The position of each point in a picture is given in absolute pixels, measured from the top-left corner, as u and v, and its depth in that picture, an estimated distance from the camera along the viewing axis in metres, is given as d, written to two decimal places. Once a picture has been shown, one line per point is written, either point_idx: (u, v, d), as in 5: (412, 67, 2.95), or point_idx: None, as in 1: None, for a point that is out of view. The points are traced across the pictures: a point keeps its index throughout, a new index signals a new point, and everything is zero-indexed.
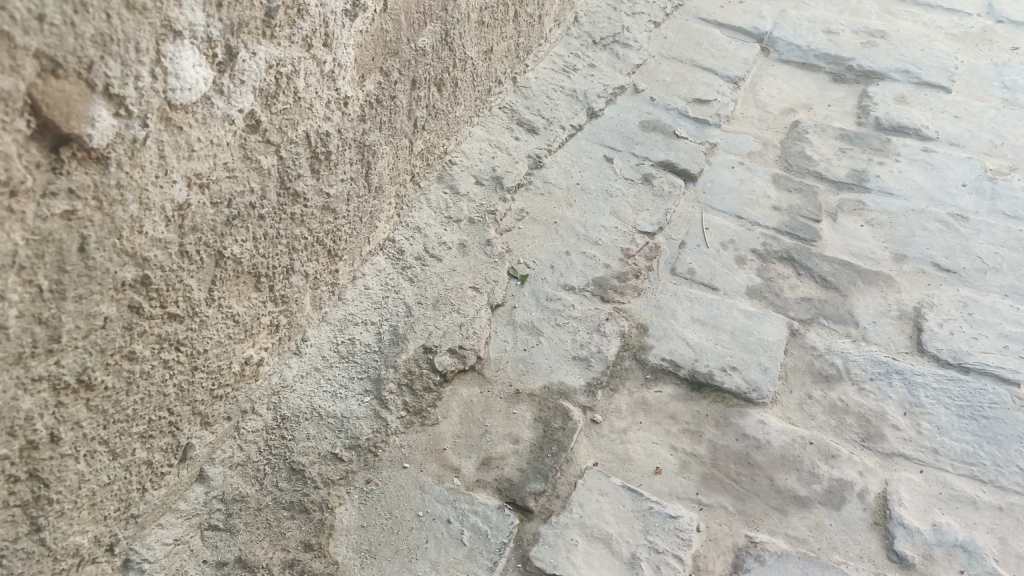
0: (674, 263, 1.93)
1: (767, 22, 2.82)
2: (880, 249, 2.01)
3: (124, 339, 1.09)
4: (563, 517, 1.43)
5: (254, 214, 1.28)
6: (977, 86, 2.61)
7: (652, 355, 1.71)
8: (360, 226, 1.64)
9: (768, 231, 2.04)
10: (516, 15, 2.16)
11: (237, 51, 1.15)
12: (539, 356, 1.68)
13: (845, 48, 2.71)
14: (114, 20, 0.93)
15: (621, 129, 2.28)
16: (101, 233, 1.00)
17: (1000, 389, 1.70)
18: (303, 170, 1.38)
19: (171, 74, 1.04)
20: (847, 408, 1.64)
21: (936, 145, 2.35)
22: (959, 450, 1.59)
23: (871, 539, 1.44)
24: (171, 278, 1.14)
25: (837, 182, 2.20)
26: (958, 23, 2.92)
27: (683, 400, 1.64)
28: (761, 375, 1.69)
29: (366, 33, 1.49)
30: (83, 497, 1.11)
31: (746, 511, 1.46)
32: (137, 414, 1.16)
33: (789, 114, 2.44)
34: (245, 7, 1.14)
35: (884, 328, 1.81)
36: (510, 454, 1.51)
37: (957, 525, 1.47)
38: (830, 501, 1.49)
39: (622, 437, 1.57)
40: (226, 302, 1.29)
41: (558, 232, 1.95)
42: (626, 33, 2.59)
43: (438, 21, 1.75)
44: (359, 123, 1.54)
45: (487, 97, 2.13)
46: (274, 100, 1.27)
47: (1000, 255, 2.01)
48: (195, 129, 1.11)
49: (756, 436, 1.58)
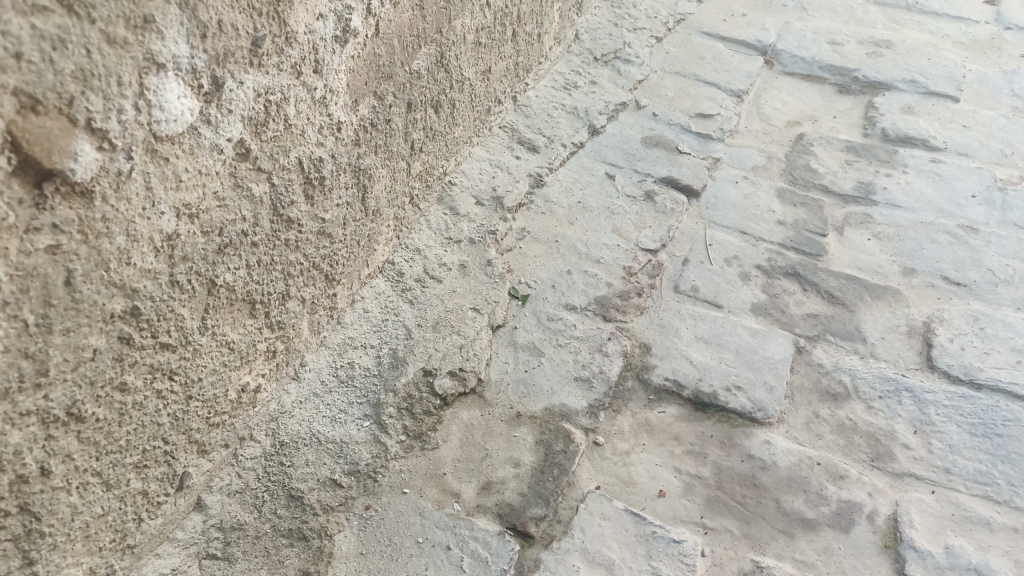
0: (678, 280, 1.91)
1: (771, 35, 2.80)
2: (887, 263, 1.98)
3: (114, 370, 1.08)
4: (564, 543, 1.40)
5: (246, 241, 1.28)
6: (986, 95, 2.57)
7: (655, 375, 1.68)
8: (358, 250, 1.64)
9: (772, 246, 2.01)
10: (514, 34, 2.16)
11: (223, 81, 1.15)
12: (540, 377, 1.66)
13: (850, 59, 2.68)
14: (95, 55, 0.93)
15: (623, 146, 2.26)
16: (88, 266, 0.99)
17: (1013, 406, 1.65)
18: (297, 197, 1.38)
19: (156, 106, 1.04)
20: (855, 427, 1.61)
21: (944, 156, 2.31)
22: (971, 469, 1.55)
23: (881, 563, 1.40)
24: (161, 308, 1.13)
25: (844, 196, 2.17)
26: (966, 31, 2.89)
27: (687, 421, 1.61)
28: (766, 394, 1.66)
29: (359, 58, 1.49)
30: (76, 530, 1.10)
31: (751, 535, 1.43)
32: (130, 444, 1.15)
33: (793, 127, 2.42)
34: (231, 37, 1.14)
35: (892, 344, 1.78)
36: (510, 478, 1.49)
37: (970, 547, 1.43)
38: (838, 523, 1.45)
39: (624, 460, 1.54)
40: (221, 330, 1.29)
41: (559, 251, 1.93)
42: (627, 49, 2.59)
43: (433, 43, 1.75)
44: (354, 147, 1.53)
45: (487, 117, 2.13)
46: (264, 128, 1.26)
47: (1011, 266, 1.97)
48: (183, 159, 1.11)
49: (761, 457, 1.55)
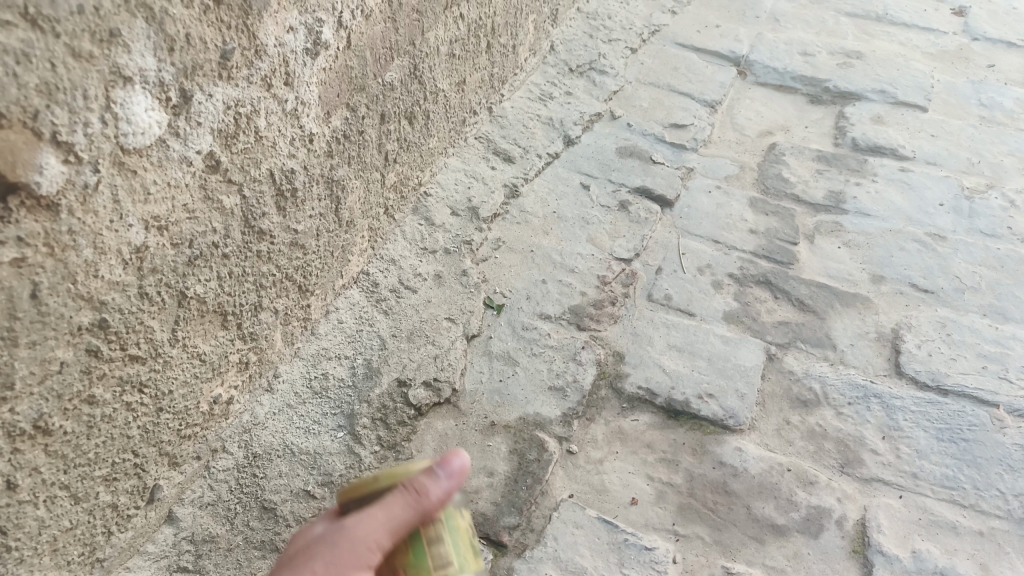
0: (651, 289, 1.93)
1: (744, 45, 2.84)
2: (857, 271, 2.01)
3: (82, 383, 1.08)
4: (537, 551, 1.41)
5: (217, 253, 1.28)
6: (954, 104, 2.62)
7: (628, 384, 1.70)
8: (332, 260, 1.65)
9: (745, 254, 2.04)
10: (489, 46, 2.18)
11: (192, 94, 1.16)
12: (514, 387, 1.66)
13: (822, 70, 2.72)
14: (59, 69, 0.93)
15: (598, 156, 2.28)
16: (54, 279, 0.99)
17: (979, 411, 1.68)
18: (268, 209, 1.39)
19: (122, 119, 1.04)
20: (824, 433, 1.63)
21: (913, 165, 2.35)
22: (939, 474, 1.58)
23: (850, 568, 1.42)
24: (130, 320, 1.13)
25: (815, 204, 2.20)
26: (935, 42, 2.94)
27: (659, 429, 1.63)
28: (738, 401, 1.68)
29: (331, 70, 1.50)
30: (43, 544, 1.09)
31: (722, 542, 1.44)
32: (99, 457, 1.15)
33: (766, 136, 2.45)
34: (199, 51, 1.15)
35: (862, 351, 1.80)
36: (484, 488, 1.49)
37: (937, 551, 1.45)
38: (809, 529, 1.47)
39: (598, 468, 1.55)
40: (192, 342, 1.29)
41: (534, 261, 1.95)
42: (602, 60, 2.62)
43: (406, 55, 1.76)
44: (326, 159, 1.54)
45: (462, 128, 2.15)
46: (234, 140, 1.27)
47: (978, 273, 2.01)
48: (151, 172, 1.11)
49: (733, 463, 1.56)
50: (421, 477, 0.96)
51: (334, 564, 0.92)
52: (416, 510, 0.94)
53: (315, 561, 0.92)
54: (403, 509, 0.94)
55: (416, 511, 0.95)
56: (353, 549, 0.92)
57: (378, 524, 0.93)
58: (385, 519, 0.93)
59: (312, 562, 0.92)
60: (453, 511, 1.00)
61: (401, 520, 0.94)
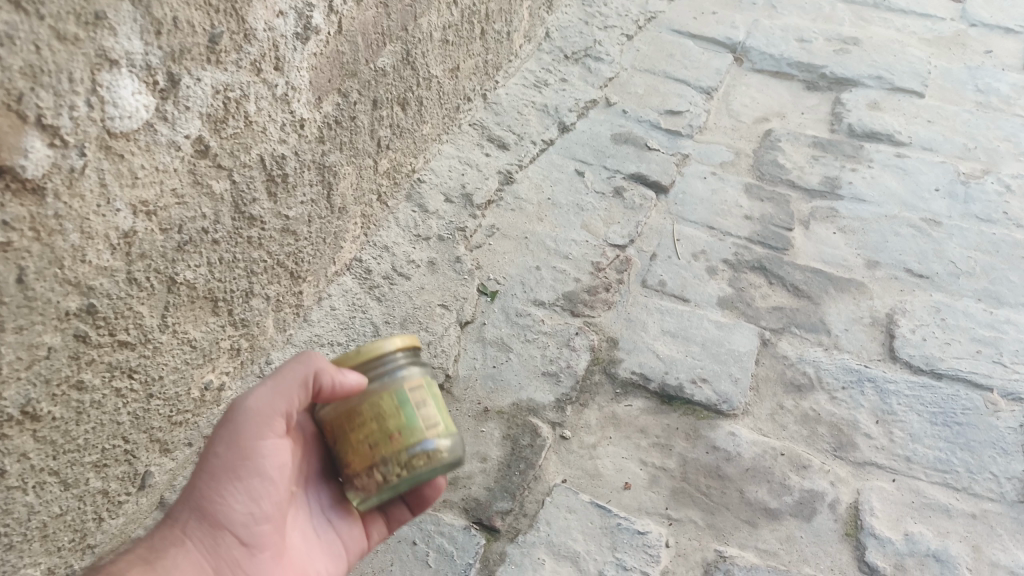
0: (645, 275, 1.93)
1: (741, 32, 2.83)
2: (852, 256, 2.00)
3: (70, 368, 1.07)
4: (530, 536, 1.41)
5: (207, 239, 1.28)
6: (951, 90, 2.61)
7: (622, 369, 1.70)
8: (325, 247, 1.65)
9: (739, 240, 2.03)
10: (483, 32, 2.18)
11: (180, 78, 1.15)
12: (508, 372, 1.66)
13: (818, 56, 2.72)
14: (44, 52, 0.92)
15: (593, 142, 2.28)
16: (41, 264, 0.99)
17: (973, 395, 1.68)
18: (259, 194, 1.38)
19: (109, 103, 1.03)
20: (818, 418, 1.63)
21: (909, 150, 2.35)
22: (932, 457, 1.58)
23: (842, 551, 1.42)
24: (118, 305, 1.13)
25: (810, 190, 2.20)
26: (932, 27, 2.93)
27: (653, 414, 1.63)
28: (732, 386, 1.68)
29: (322, 55, 1.49)
30: (33, 530, 1.09)
31: (715, 525, 1.44)
32: (89, 443, 1.15)
33: (762, 123, 2.45)
34: (187, 35, 1.15)
35: (857, 335, 1.80)
36: (477, 473, 1.49)
37: (929, 533, 1.45)
38: (801, 512, 1.47)
39: (591, 453, 1.55)
40: (182, 328, 1.28)
41: (528, 247, 1.94)
42: (597, 47, 2.62)
43: (398, 41, 1.76)
44: (318, 145, 1.54)
45: (456, 114, 2.14)
46: (223, 125, 1.27)
47: (973, 258, 2.01)
48: (138, 157, 1.11)
49: (726, 448, 1.56)
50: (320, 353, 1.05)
51: (236, 437, 1.02)
52: (311, 373, 1.02)
53: (221, 438, 1.02)
54: (294, 376, 1.03)
55: (322, 376, 1.02)
56: (249, 420, 1.02)
57: (271, 394, 1.02)
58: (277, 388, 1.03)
59: (219, 439, 1.03)
60: (428, 379, 1.10)
61: (293, 384, 1.02)
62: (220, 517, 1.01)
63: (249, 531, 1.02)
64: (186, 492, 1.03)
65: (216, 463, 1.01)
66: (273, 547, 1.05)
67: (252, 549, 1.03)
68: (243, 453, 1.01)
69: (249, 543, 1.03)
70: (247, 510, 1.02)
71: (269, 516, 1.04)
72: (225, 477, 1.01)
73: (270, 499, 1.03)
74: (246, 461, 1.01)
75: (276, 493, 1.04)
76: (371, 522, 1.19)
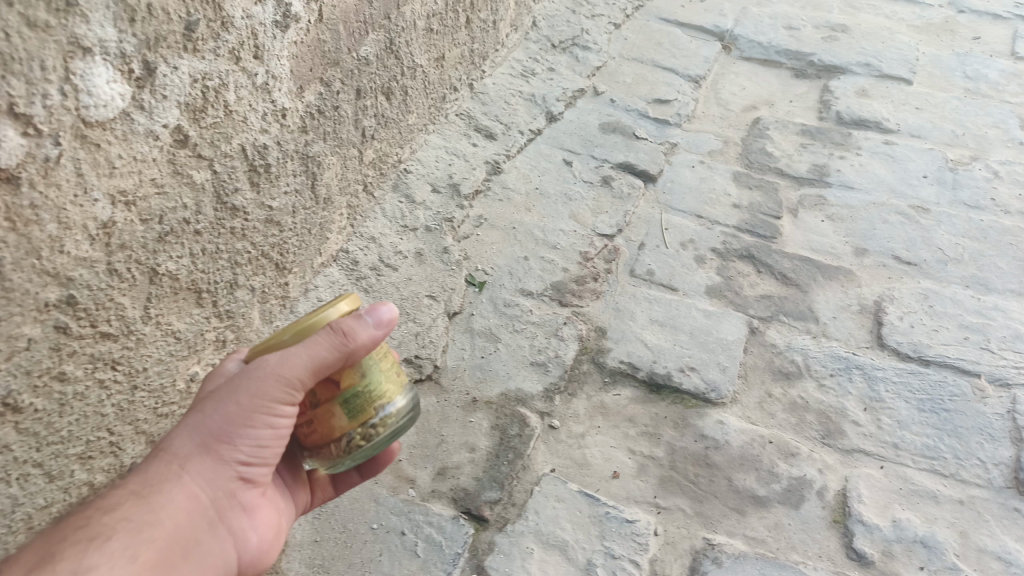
0: (634, 264, 1.92)
1: (729, 20, 2.83)
2: (840, 244, 2.00)
3: (52, 360, 1.06)
4: (518, 526, 1.40)
5: (189, 230, 1.27)
6: (939, 77, 2.61)
7: (610, 358, 1.69)
8: (310, 238, 1.64)
9: (727, 229, 2.03)
10: (469, 21, 2.16)
11: (156, 66, 1.14)
12: (495, 363, 1.66)
13: (806, 43, 2.71)
14: (14, 39, 0.91)
15: (581, 132, 2.27)
16: (17, 255, 0.97)
17: (960, 381, 1.69)
18: (241, 184, 1.37)
19: (83, 91, 1.02)
20: (806, 405, 1.63)
21: (897, 138, 2.35)
22: (920, 444, 1.58)
23: (830, 538, 1.42)
24: (99, 297, 1.11)
25: (799, 178, 2.20)
26: (920, 14, 2.93)
27: (641, 403, 1.62)
28: (720, 375, 1.67)
29: (302, 44, 1.48)
30: (17, 522, 1.08)
31: (703, 513, 1.44)
32: (73, 435, 1.14)
33: (750, 111, 2.44)
34: (162, 22, 1.13)
35: (845, 323, 1.80)
36: (465, 463, 1.48)
37: (917, 519, 1.45)
38: (789, 499, 1.47)
39: (579, 442, 1.54)
40: (166, 319, 1.27)
41: (516, 237, 1.93)
42: (585, 36, 2.61)
43: (382, 29, 1.74)
44: (301, 134, 1.53)
45: (442, 104, 2.14)
46: (202, 114, 1.25)
47: (960, 245, 2.01)
48: (116, 146, 1.09)
49: (714, 436, 1.56)
50: (348, 321, 0.99)
51: (260, 393, 0.98)
52: (343, 354, 0.98)
53: (244, 387, 0.99)
54: (328, 350, 0.97)
55: (347, 356, 0.98)
56: (277, 384, 0.97)
57: (303, 366, 0.97)
58: (309, 359, 0.97)
59: (242, 389, 0.99)
60: None
61: (325, 366, 0.98)
62: (226, 458, 1.01)
63: (251, 470, 1.04)
64: (189, 427, 1.01)
65: (234, 411, 0.99)
66: (262, 483, 1.08)
67: (248, 484, 1.06)
68: (264, 408, 0.99)
69: (244, 478, 1.05)
70: (251, 455, 1.03)
71: (272, 461, 1.05)
72: (239, 424, 0.99)
73: (277, 447, 1.04)
74: (264, 415, 0.99)
75: (283, 444, 1.04)
76: (319, 483, 1.23)
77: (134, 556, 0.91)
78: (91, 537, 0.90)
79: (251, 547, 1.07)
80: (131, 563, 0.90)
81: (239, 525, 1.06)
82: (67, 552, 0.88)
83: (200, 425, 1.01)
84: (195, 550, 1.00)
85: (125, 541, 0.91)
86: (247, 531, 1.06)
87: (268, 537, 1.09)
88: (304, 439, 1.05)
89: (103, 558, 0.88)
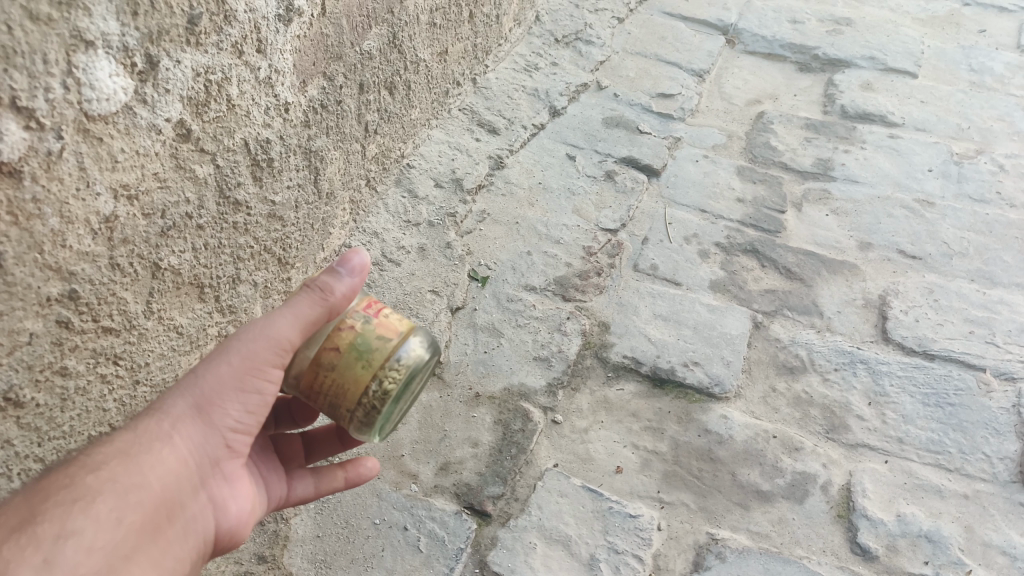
0: (637, 259, 1.91)
1: (732, 14, 2.82)
2: (845, 238, 1.99)
3: (53, 355, 1.06)
4: (521, 520, 1.40)
5: (191, 224, 1.27)
6: (945, 70, 2.59)
7: (614, 353, 1.68)
8: (312, 233, 1.64)
9: (732, 223, 2.02)
10: (471, 16, 2.16)
11: (159, 59, 1.14)
12: (499, 357, 1.65)
13: (811, 37, 2.70)
14: (16, 32, 0.90)
15: (584, 126, 2.26)
16: (20, 249, 0.97)
17: (966, 375, 1.68)
18: (243, 178, 1.37)
19: (85, 85, 1.02)
20: (810, 400, 1.62)
21: (902, 131, 2.33)
22: (925, 438, 1.57)
23: (834, 532, 1.42)
24: (101, 291, 1.11)
25: (802, 172, 2.19)
26: (925, 8, 2.93)
27: (645, 397, 1.62)
28: (724, 369, 1.67)
29: (305, 38, 1.48)
30: None
31: (707, 508, 1.44)
32: (75, 430, 1.13)
33: (754, 105, 2.43)
34: (165, 15, 1.13)
35: (849, 317, 1.79)
36: (468, 458, 1.48)
37: (921, 514, 1.45)
38: (793, 494, 1.46)
39: (582, 438, 1.54)
40: (167, 314, 1.27)
41: (519, 232, 1.93)
42: (588, 30, 2.60)
43: (384, 23, 1.74)
44: (303, 129, 1.53)
45: (444, 99, 2.14)
46: (205, 108, 1.25)
47: (965, 239, 2.00)
48: (118, 140, 1.09)
49: (718, 431, 1.55)
50: None
51: (249, 354, 1.01)
52: (325, 308, 1.03)
53: (235, 348, 1.02)
54: (310, 306, 1.02)
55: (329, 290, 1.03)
56: (266, 347, 1.01)
57: (291, 324, 1.01)
58: (294, 317, 1.01)
59: (234, 349, 1.01)
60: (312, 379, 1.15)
61: (311, 313, 1.02)
62: (213, 420, 1.02)
63: (235, 436, 1.05)
64: (185, 391, 1.02)
65: (227, 372, 1.01)
66: (246, 453, 1.08)
67: (231, 453, 1.06)
68: (253, 370, 1.01)
69: (231, 447, 1.05)
70: (238, 421, 1.03)
71: (252, 430, 1.06)
72: (230, 387, 1.01)
73: (260, 415, 1.05)
74: (253, 378, 1.02)
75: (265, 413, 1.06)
76: (297, 477, 1.21)
77: (121, 518, 0.90)
78: (76, 500, 0.88)
79: (231, 517, 1.07)
80: (117, 526, 0.89)
81: (219, 494, 1.05)
82: (53, 512, 0.86)
83: (191, 387, 1.02)
84: (179, 516, 0.99)
85: (112, 503, 0.90)
86: (228, 500, 1.06)
87: (247, 509, 1.09)
88: (391, 329, 1.04)
89: (91, 521, 0.86)
